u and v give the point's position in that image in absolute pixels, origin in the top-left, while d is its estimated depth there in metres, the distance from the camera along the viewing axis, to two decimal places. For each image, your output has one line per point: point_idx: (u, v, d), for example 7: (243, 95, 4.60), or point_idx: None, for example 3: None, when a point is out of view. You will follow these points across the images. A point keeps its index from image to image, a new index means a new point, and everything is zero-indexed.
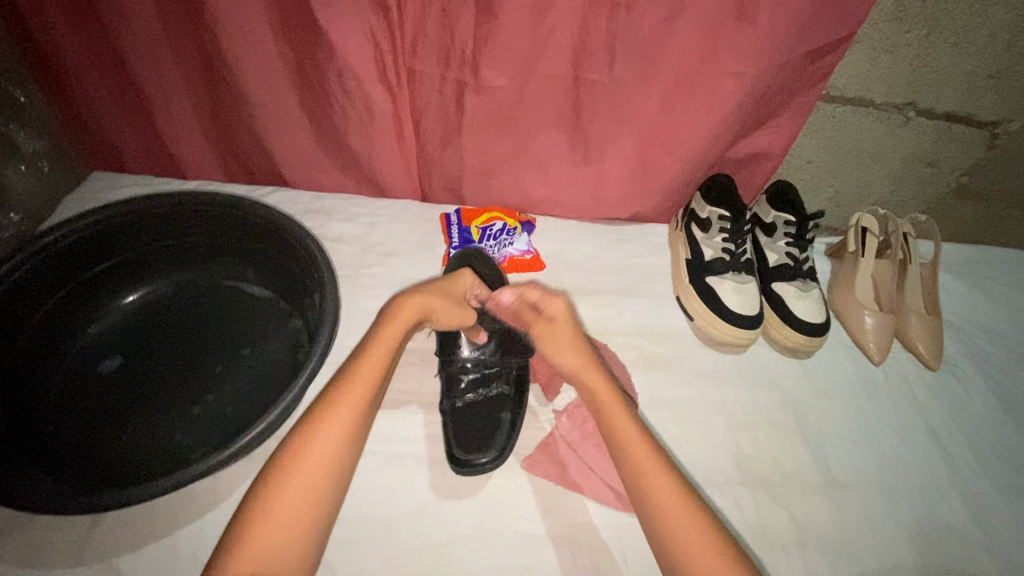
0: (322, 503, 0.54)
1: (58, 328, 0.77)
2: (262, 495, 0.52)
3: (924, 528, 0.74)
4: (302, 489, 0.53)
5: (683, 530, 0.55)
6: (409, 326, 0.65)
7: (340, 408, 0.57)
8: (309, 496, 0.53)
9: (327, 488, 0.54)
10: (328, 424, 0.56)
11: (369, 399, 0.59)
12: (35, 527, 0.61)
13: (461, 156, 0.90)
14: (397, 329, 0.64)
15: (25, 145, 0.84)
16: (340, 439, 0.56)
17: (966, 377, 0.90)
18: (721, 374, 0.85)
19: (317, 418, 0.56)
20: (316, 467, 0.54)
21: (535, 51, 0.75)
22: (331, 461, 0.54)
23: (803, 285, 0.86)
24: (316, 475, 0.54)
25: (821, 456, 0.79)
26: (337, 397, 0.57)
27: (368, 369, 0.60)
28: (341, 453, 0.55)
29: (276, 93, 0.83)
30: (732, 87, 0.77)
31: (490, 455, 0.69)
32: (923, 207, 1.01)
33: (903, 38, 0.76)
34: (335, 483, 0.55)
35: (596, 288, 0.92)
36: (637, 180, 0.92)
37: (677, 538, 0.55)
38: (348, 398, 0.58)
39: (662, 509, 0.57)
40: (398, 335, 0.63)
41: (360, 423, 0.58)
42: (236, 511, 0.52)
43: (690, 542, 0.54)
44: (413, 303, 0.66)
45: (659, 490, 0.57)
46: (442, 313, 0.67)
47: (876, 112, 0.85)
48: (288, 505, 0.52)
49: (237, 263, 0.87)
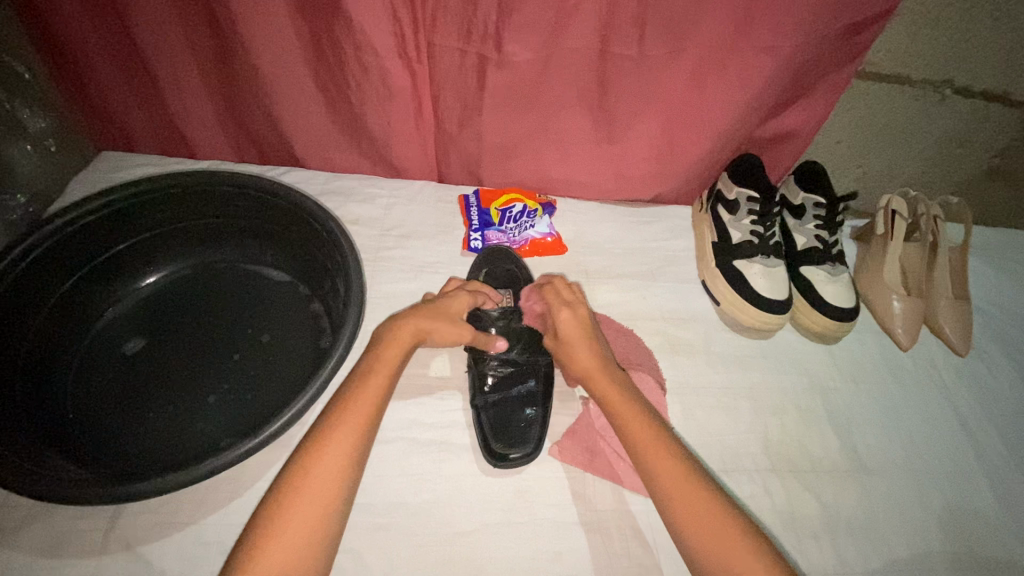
0: (335, 511, 0.51)
1: (74, 312, 0.75)
2: (273, 505, 0.50)
3: (954, 515, 0.73)
4: (314, 497, 0.51)
5: (695, 514, 0.54)
6: (407, 348, 0.63)
7: (351, 413, 0.55)
8: (321, 504, 0.51)
9: (339, 496, 0.52)
10: (344, 422, 0.55)
11: (377, 405, 0.57)
12: (58, 515, 0.60)
13: (481, 135, 0.87)
14: (398, 348, 0.62)
15: (28, 122, 0.82)
16: (352, 443, 0.54)
17: (995, 363, 0.88)
18: (748, 359, 0.84)
19: (327, 425, 0.55)
20: (328, 474, 0.52)
21: (561, 24, 0.71)
22: (343, 468, 0.53)
23: (833, 268, 0.85)
24: (329, 481, 0.52)
25: (850, 442, 0.78)
26: (346, 403, 0.56)
27: (377, 376, 0.59)
28: (352, 460, 0.53)
29: (290, 69, 0.80)
30: (766, 63, 0.74)
31: (531, 450, 0.68)
32: (952, 188, 0.99)
33: (945, 11, 0.73)
34: (346, 492, 0.52)
35: (619, 272, 0.90)
36: (663, 160, 0.90)
37: (689, 523, 0.54)
38: (359, 403, 0.56)
39: (676, 494, 0.56)
40: (398, 353, 0.62)
41: (371, 427, 0.56)
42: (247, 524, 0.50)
43: (703, 528, 0.53)
44: (408, 325, 0.64)
45: (674, 483, 0.56)
46: (438, 332, 0.66)
47: (912, 90, 0.82)
48: (301, 514, 0.50)
49: (254, 245, 0.84)
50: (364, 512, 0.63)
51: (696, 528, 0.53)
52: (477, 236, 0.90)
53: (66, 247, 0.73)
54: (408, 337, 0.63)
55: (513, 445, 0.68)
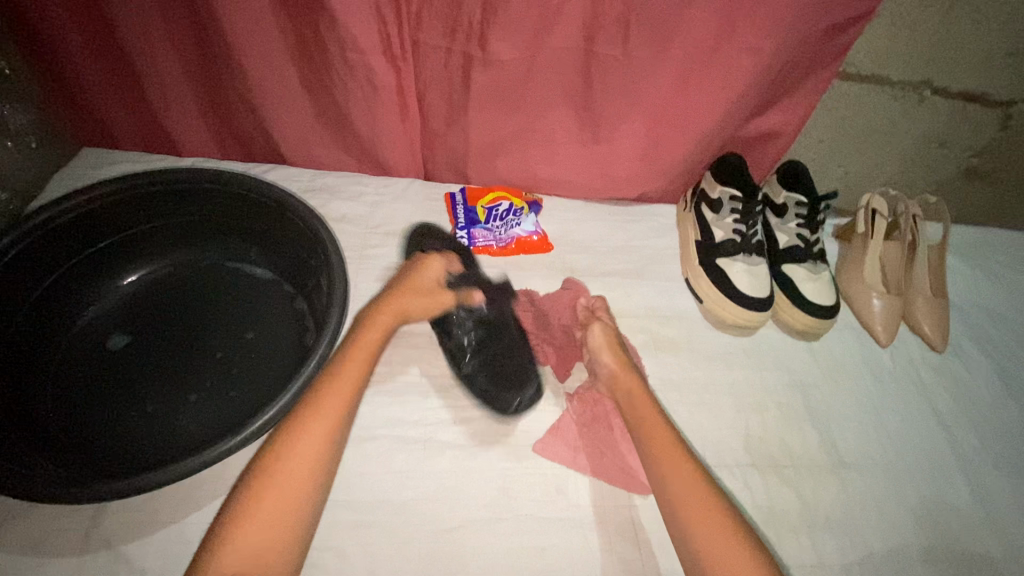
0: (310, 498, 0.52)
1: (54, 310, 0.75)
2: (247, 492, 0.50)
3: (929, 509, 0.75)
4: (289, 484, 0.51)
5: (692, 504, 0.57)
6: (390, 325, 0.70)
7: (330, 395, 0.57)
8: (297, 490, 0.51)
9: (315, 477, 0.53)
10: (320, 407, 0.56)
11: (352, 393, 0.59)
12: (39, 514, 0.60)
13: (467, 133, 0.88)
14: (378, 330, 0.67)
15: (10, 119, 0.80)
16: (330, 426, 0.55)
17: (971, 360, 0.90)
18: (731, 356, 0.85)
19: (308, 406, 0.56)
20: (304, 460, 0.52)
21: (546, 24, 0.72)
22: (318, 453, 0.53)
23: (814, 267, 0.86)
24: (304, 468, 0.52)
25: (830, 437, 0.79)
26: (321, 392, 0.57)
27: (355, 359, 0.61)
28: (327, 447, 0.54)
29: (276, 67, 0.79)
30: (749, 64, 0.74)
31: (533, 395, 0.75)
32: (931, 188, 1.00)
33: (923, 14, 0.74)
34: (321, 478, 0.53)
35: (604, 270, 0.91)
36: (647, 159, 0.90)
37: (688, 516, 0.57)
38: (339, 384, 0.58)
39: (677, 487, 0.59)
40: (380, 335, 0.67)
41: (347, 414, 0.57)
42: (220, 514, 0.50)
43: (699, 518, 0.56)
44: (390, 307, 0.70)
45: (686, 485, 0.58)
46: (416, 308, 0.73)
47: (891, 91, 0.83)
48: (276, 501, 0.50)
49: (238, 243, 0.84)
50: (348, 509, 0.63)
51: (693, 519, 0.56)
52: (464, 234, 0.90)
53: (46, 245, 0.72)
54: (386, 322, 0.69)
55: (516, 390, 0.75)
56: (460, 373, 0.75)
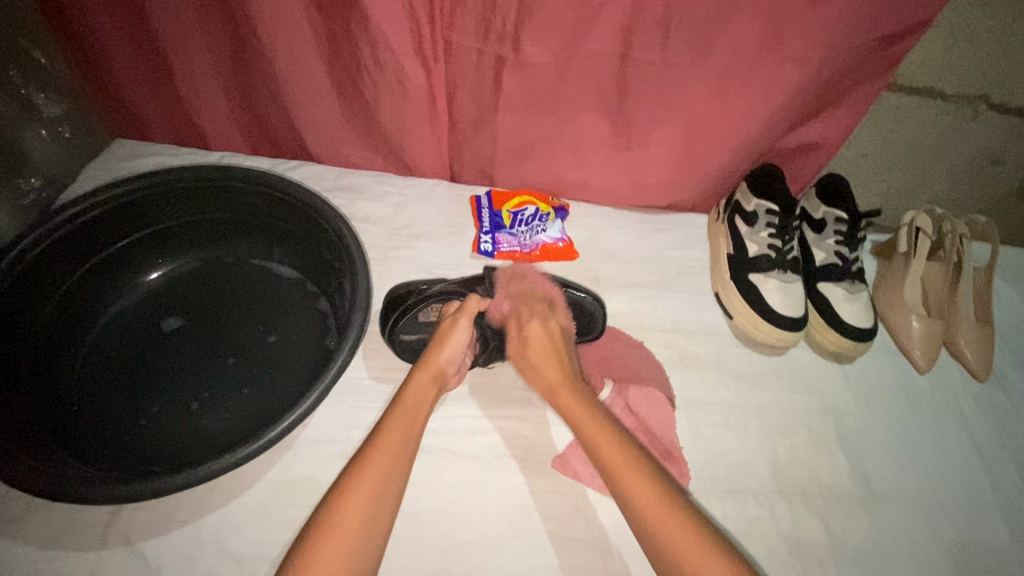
0: (374, 535, 0.52)
1: (83, 302, 0.76)
2: (315, 531, 0.50)
3: (963, 545, 0.72)
4: (348, 532, 0.51)
5: (659, 519, 0.53)
6: (427, 384, 0.65)
7: (392, 434, 0.58)
8: (362, 530, 0.51)
9: (379, 517, 0.53)
10: (381, 446, 0.57)
11: (410, 442, 0.59)
12: (61, 507, 0.61)
13: (496, 136, 0.86)
14: (424, 382, 0.65)
15: (44, 108, 0.81)
16: (390, 468, 0.56)
17: (1015, 389, 0.86)
18: (760, 375, 0.82)
19: (371, 445, 0.57)
20: (364, 504, 0.53)
21: (582, 27, 0.69)
22: (374, 504, 0.53)
23: (852, 286, 0.82)
24: (364, 514, 0.52)
25: (860, 465, 0.76)
26: (382, 434, 0.58)
27: (413, 398, 0.62)
28: (386, 492, 0.54)
29: (306, 63, 0.78)
30: (792, 73, 0.71)
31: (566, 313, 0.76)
32: (980, 206, 0.95)
33: (985, 26, 0.70)
34: (377, 532, 0.52)
35: (631, 280, 0.89)
36: (680, 168, 0.88)
37: (653, 521, 0.53)
38: (400, 423, 0.60)
39: (653, 514, 0.53)
40: (425, 386, 0.64)
41: (406, 452, 0.58)
42: (285, 556, 0.49)
43: (656, 514, 0.53)
44: (422, 373, 0.65)
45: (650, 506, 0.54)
46: (444, 358, 0.67)
47: (944, 105, 0.79)
48: (337, 547, 0.50)
49: (263, 241, 0.84)
50: None
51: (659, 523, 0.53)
52: (488, 239, 0.89)
53: (75, 238, 0.73)
54: (427, 377, 0.65)
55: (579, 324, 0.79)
56: (478, 381, 0.74)
